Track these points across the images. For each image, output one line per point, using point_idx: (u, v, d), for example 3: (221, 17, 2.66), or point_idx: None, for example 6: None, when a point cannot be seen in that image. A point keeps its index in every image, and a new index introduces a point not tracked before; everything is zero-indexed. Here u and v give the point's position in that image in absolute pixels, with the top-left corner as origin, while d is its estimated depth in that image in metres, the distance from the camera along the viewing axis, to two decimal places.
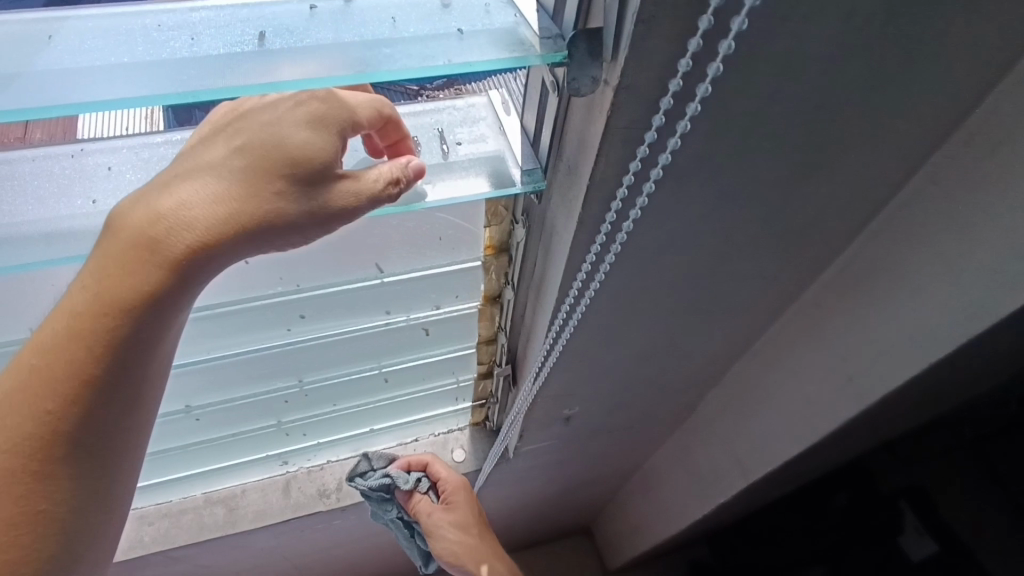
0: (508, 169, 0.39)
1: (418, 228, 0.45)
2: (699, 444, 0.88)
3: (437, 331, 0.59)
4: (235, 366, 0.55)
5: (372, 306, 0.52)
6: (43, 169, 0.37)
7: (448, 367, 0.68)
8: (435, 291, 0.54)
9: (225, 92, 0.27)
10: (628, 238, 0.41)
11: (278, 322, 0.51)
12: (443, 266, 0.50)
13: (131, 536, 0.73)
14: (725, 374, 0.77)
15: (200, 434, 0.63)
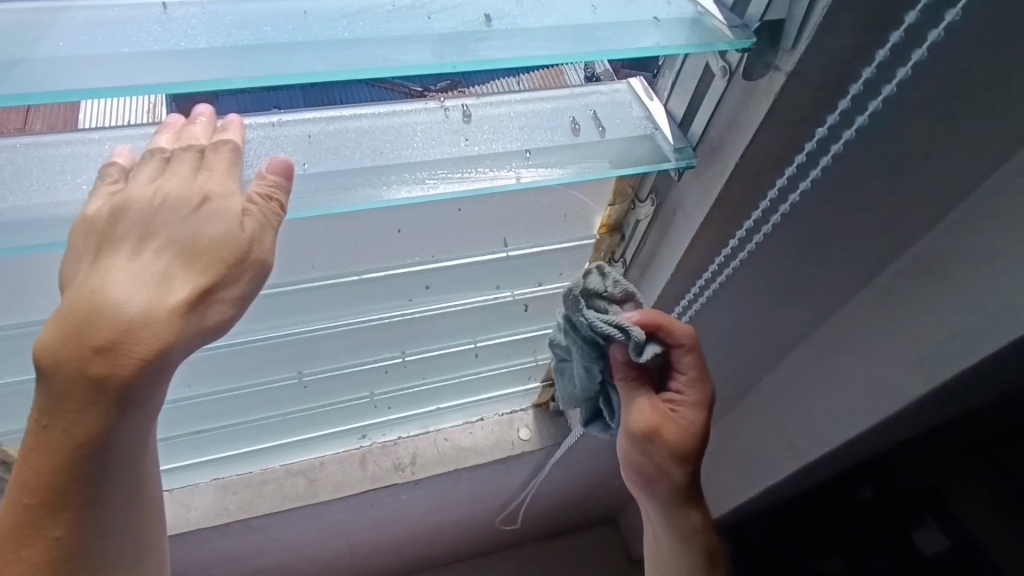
0: (658, 147, 0.42)
1: (550, 204, 0.49)
2: (749, 429, 0.92)
3: (535, 307, 0.63)
4: (350, 336, 0.59)
5: (487, 280, 0.56)
6: (244, 139, 0.38)
7: (531, 345, 0.72)
8: (546, 268, 0.57)
9: (475, 64, 0.31)
10: (750, 215, 0.45)
11: (406, 292, 0.54)
12: (559, 244, 0.54)
13: (216, 505, 0.76)
14: (783, 360, 0.81)
15: (301, 402, 0.67)
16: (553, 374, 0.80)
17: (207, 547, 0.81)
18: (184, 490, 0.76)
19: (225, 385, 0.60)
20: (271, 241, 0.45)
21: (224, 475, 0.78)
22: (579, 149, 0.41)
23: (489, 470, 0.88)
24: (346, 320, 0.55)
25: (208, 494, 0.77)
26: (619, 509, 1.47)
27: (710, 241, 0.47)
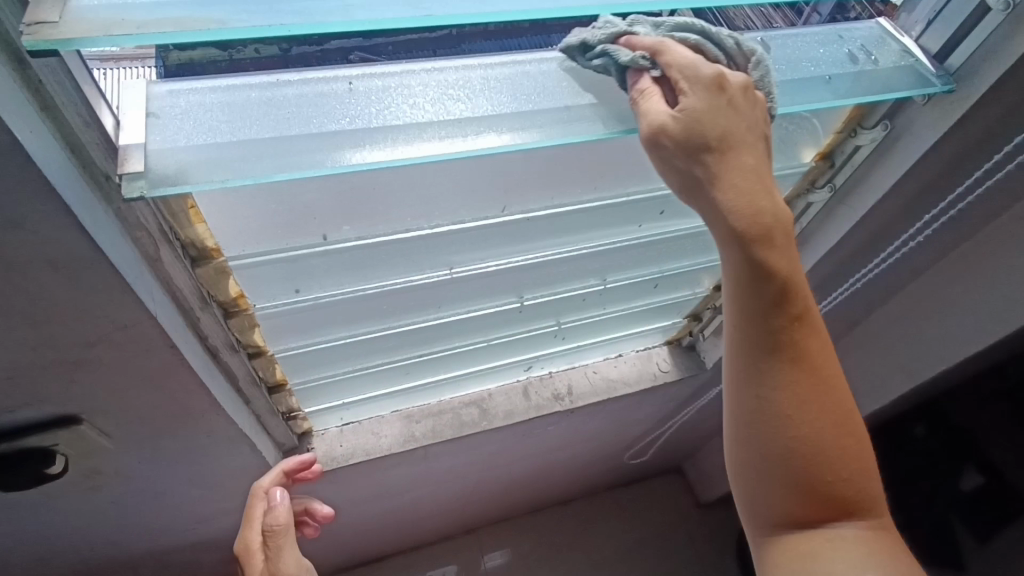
0: (925, 71, 0.50)
1: (791, 131, 0.58)
2: (854, 360, 1.02)
3: None
4: (575, 261, 0.67)
5: (702, 208, 0.65)
6: (604, 62, 0.46)
7: (696, 278, 0.81)
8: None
9: None
10: (975, 138, 0.53)
11: (643, 216, 0.62)
12: (781, 172, 0.62)
13: (405, 432, 0.83)
14: (900, 292, 0.90)
15: (505, 328, 0.75)
16: (700, 308, 0.88)
17: (384, 476, 0.88)
18: (373, 420, 0.83)
19: (461, 307, 0.67)
20: (583, 162, 0.53)
21: (406, 406, 0.85)
22: (865, 75, 0.50)
23: (629, 402, 0.96)
24: (589, 242, 0.63)
25: (395, 424, 0.84)
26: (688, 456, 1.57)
27: (930, 165, 0.56)
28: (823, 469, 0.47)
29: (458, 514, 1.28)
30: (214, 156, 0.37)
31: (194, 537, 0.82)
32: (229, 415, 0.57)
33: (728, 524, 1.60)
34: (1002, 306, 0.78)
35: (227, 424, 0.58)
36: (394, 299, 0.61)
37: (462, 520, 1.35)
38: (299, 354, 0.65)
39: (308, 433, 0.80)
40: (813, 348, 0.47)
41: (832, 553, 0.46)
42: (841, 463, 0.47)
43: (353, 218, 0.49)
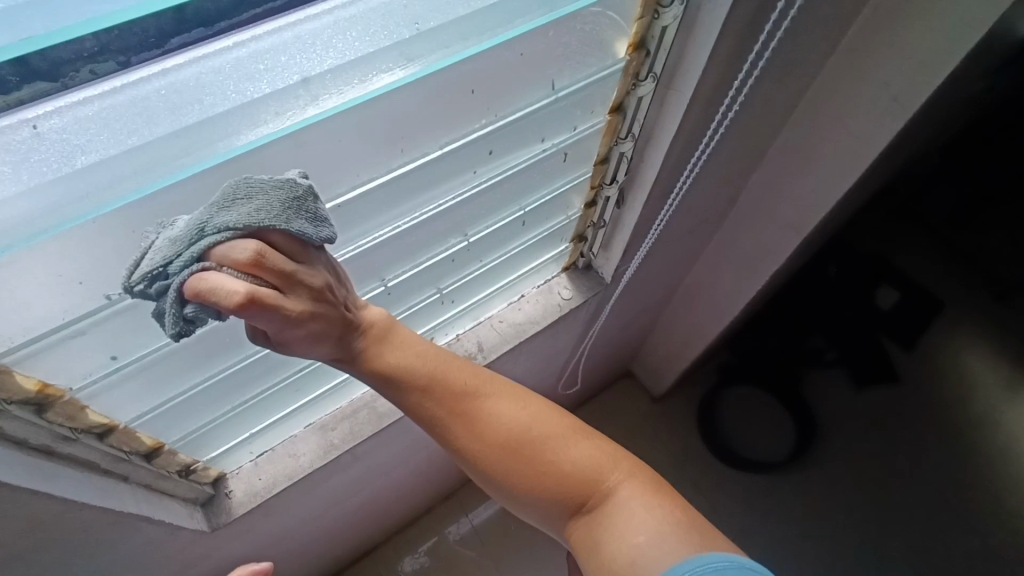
0: None
1: (591, 32, 0.53)
2: (744, 230, 1.04)
3: (571, 155, 0.68)
4: (423, 228, 0.62)
5: (534, 134, 0.61)
6: (360, 13, 0.38)
7: (563, 201, 0.78)
8: (583, 102, 0.61)
9: None
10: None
11: (472, 164, 0.58)
12: (600, 76, 0.58)
13: (323, 443, 0.80)
14: (766, 154, 0.91)
15: (383, 313, 0.71)
16: (581, 227, 0.86)
17: (320, 489, 0.85)
18: (286, 442, 0.79)
19: None
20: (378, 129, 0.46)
21: (317, 417, 0.81)
22: None
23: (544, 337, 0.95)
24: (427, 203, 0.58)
25: (310, 438, 0.80)
26: (632, 360, 1.61)
27: (735, 26, 0.53)
28: (541, 454, 0.60)
29: (425, 488, 1.28)
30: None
31: None
32: (95, 504, 0.52)
33: (685, 408, 1.67)
34: (854, 142, 0.79)
35: (100, 512, 0.53)
36: (237, 327, 0.55)
37: (430, 491, 1.35)
38: (155, 418, 0.58)
39: (220, 479, 0.75)
40: (501, 400, 0.60)
41: (620, 520, 0.59)
42: (572, 476, 0.60)
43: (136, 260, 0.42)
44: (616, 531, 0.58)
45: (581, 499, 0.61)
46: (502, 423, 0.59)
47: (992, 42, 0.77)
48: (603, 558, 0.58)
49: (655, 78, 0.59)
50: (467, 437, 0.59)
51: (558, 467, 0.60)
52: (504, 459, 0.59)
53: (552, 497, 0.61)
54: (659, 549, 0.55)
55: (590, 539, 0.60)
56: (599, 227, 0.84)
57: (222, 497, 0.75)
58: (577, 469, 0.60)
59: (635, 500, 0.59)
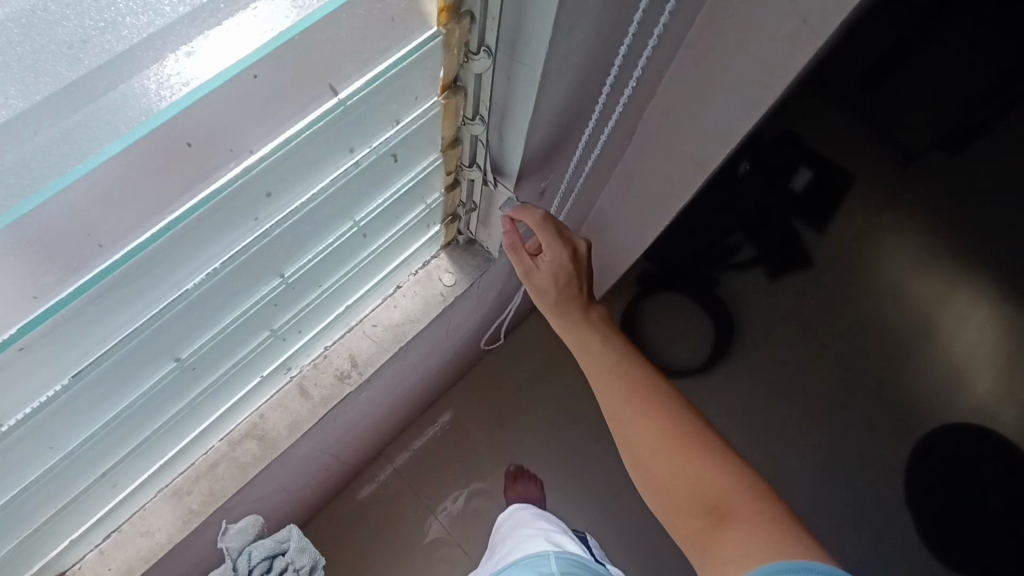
0: None
1: (373, 14, 0.34)
2: (645, 164, 0.91)
3: (404, 153, 0.52)
4: (207, 297, 0.47)
5: (334, 149, 0.44)
6: None
7: (415, 195, 0.62)
8: (397, 91, 0.43)
9: None
10: None
11: (253, 210, 0.42)
12: (410, 60, 0.41)
13: (180, 513, 0.68)
14: (659, 82, 0.76)
15: (201, 382, 0.56)
16: (451, 210, 0.71)
17: (195, 548, 0.74)
18: (135, 518, 0.67)
19: (100, 418, 0.47)
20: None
21: (166, 483, 0.68)
22: None
23: (431, 328, 0.83)
24: (200, 268, 0.43)
25: (163, 510, 0.68)
26: None
27: None
28: (684, 464, 0.59)
29: (341, 468, 1.20)
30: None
31: None
32: None
33: None
34: (758, 71, 0.65)
35: None
36: None
37: (349, 467, 1.27)
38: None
39: None
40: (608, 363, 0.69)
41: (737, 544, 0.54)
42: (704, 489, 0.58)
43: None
44: (725, 559, 0.54)
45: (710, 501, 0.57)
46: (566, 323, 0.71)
47: None
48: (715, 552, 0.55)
49: (491, 49, 0.43)
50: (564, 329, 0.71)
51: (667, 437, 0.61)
52: (647, 447, 0.61)
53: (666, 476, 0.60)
54: (768, 553, 0.51)
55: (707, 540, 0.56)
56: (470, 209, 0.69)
57: None
58: (685, 461, 0.59)
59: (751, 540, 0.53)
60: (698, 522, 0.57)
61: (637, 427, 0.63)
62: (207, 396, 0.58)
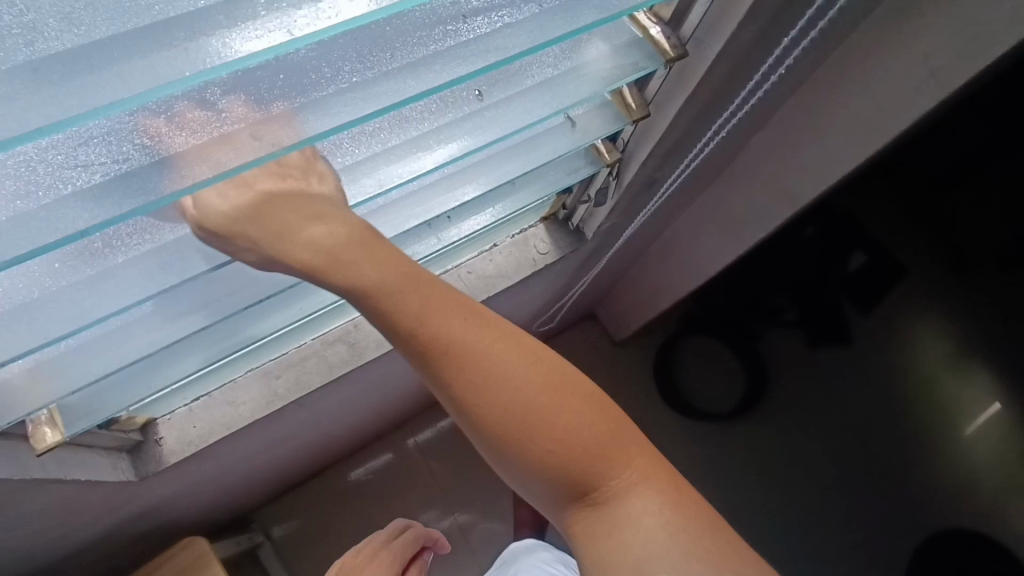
0: None
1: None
2: (735, 190, 0.99)
3: (582, 118, 0.60)
4: (400, 200, 0.55)
5: (542, 94, 0.51)
6: None
7: (560, 168, 0.69)
8: (572, 43, 0.50)
9: None
10: None
11: (472, 113, 0.48)
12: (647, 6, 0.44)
13: (266, 392, 0.73)
14: (774, 115, 0.83)
15: (331, 289, 0.63)
16: (571, 199, 0.80)
17: (264, 434, 0.81)
18: (225, 388, 0.72)
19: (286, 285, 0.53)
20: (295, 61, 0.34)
21: (260, 364, 0.74)
22: None
23: (514, 290, 0.89)
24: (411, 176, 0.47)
25: (251, 386, 0.73)
26: (597, 303, 1.58)
27: None
28: (577, 460, 0.43)
29: (375, 423, 1.25)
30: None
31: (74, 545, 0.75)
32: None
33: (644, 354, 1.67)
34: (876, 116, 0.71)
35: None
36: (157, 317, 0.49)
37: (382, 424, 1.32)
38: (52, 408, 0.50)
39: (149, 425, 0.70)
40: (642, 470, 0.45)
41: (627, 530, 0.43)
42: (585, 468, 0.43)
43: None
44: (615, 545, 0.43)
45: (587, 486, 0.44)
46: (549, 369, 0.43)
47: (963, 68, 0.59)
48: (608, 544, 0.44)
49: (684, 39, 0.52)
50: (478, 347, 0.41)
51: (552, 423, 0.42)
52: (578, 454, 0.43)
53: (551, 488, 0.44)
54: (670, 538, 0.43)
55: (581, 533, 0.45)
56: (585, 202, 0.78)
57: (150, 444, 0.70)
58: (570, 430, 0.43)
59: (650, 515, 0.44)
60: (573, 500, 0.44)
61: (543, 387, 0.42)
62: (330, 294, 0.63)
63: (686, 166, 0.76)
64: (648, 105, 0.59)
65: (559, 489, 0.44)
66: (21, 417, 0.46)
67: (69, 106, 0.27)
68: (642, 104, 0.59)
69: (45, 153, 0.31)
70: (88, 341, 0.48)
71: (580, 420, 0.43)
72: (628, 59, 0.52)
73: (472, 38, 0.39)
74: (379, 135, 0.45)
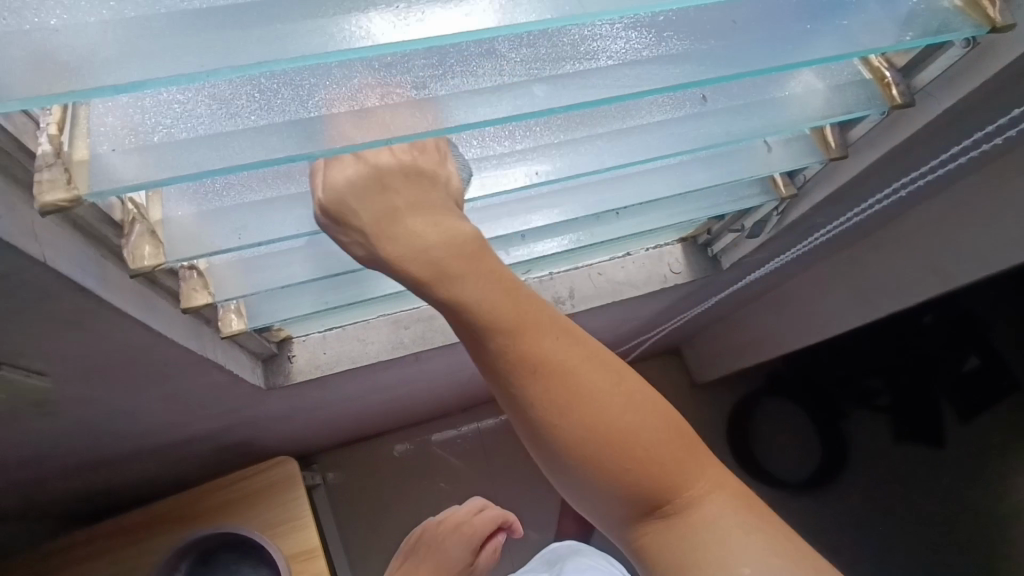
0: None
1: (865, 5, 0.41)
2: (878, 257, 0.96)
3: (775, 147, 0.61)
4: (588, 186, 0.57)
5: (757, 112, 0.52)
6: None
7: (730, 193, 0.69)
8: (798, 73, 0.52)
9: None
10: None
11: (691, 116, 0.50)
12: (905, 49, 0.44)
13: (393, 339, 0.77)
14: (948, 189, 0.81)
15: (489, 256, 0.66)
16: (719, 227, 0.80)
17: (374, 378, 0.85)
18: (359, 325, 0.77)
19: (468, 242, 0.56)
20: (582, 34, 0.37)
21: (393, 312, 0.78)
22: None
23: (635, 301, 0.89)
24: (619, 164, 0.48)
25: (381, 329, 0.77)
26: (686, 339, 1.56)
27: None
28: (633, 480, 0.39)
29: (451, 399, 1.28)
30: (129, 37, 0.29)
31: (189, 434, 0.81)
32: (181, 343, 0.51)
33: (720, 403, 1.62)
34: None
35: (181, 351, 0.51)
36: None
37: (456, 402, 1.34)
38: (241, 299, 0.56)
39: (285, 340, 0.75)
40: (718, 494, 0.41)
41: (729, 551, 0.39)
42: (671, 477, 0.39)
43: (213, 107, 0.35)
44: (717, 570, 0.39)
45: (646, 503, 0.40)
46: (633, 410, 0.39)
47: None
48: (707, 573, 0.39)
49: (915, 88, 0.51)
50: (566, 362, 0.38)
51: (630, 443, 0.38)
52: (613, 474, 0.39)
53: (623, 502, 0.40)
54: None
55: (652, 550, 0.41)
56: (735, 232, 0.78)
57: (282, 358, 0.74)
58: (627, 430, 0.38)
59: (728, 516, 0.40)
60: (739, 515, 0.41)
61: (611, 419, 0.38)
62: None
63: (850, 219, 0.75)
64: (848, 148, 0.58)
65: (627, 507, 0.40)
66: (225, 299, 0.51)
67: (411, 34, 0.31)
68: (842, 145, 0.59)
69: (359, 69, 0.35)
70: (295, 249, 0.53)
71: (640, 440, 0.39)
72: (849, 98, 0.52)
73: (731, 44, 0.41)
74: (599, 122, 0.47)
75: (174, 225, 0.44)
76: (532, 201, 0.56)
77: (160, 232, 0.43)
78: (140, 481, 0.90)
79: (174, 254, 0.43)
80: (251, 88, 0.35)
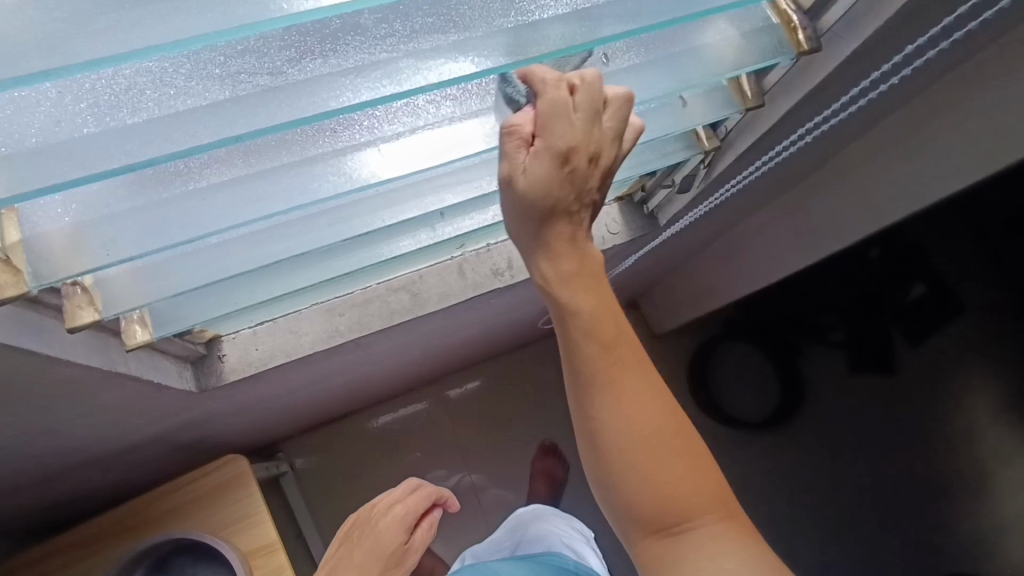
0: None
1: None
2: (817, 198, 0.96)
3: (692, 103, 0.59)
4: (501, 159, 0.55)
5: (667, 68, 0.50)
6: None
7: (657, 151, 0.67)
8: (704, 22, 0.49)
9: None
10: None
11: (596, 78, 0.47)
12: None
13: (328, 328, 0.75)
14: (876, 127, 0.80)
15: (410, 235, 0.63)
16: (652, 184, 0.79)
17: (317, 367, 0.83)
18: (290, 317, 0.74)
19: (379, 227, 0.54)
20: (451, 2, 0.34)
21: (325, 300, 0.75)
22: None
23: None
24: None
25: (315, 319, 0.75)
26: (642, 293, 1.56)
27: None
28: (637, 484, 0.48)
29: (411, 374, 1.27)
30: None
31: (127, 443, 0.79)
32: (79, 362, 0.48)
33: (681, 351, 1.65)
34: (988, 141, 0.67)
35: (82, 368, 0.49)
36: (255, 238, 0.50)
37: (416, 377, 1.33)
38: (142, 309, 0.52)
39: (214, 340, 0.72)
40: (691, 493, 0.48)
41: (693, 556, 0.46)
42: (671, 490, 0.47)
43: (45, 115, 0.31)
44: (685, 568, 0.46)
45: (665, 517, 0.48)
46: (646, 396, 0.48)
47: None
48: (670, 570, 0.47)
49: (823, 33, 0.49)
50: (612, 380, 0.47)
51: (635, 435, 0.47)
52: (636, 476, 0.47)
53: (634, 505, 0.48)
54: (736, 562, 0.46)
55: (656, 560, 0.48)
56: (667, 188, 0.77)
57: (213, 359, 0.72)
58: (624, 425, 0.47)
59: (710, 527, 0.47)
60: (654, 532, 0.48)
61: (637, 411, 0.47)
62: (409, 241, 0.63)
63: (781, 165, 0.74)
64: (764, 96, 0.57)
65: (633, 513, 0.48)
66: (119, 313, 0.48)
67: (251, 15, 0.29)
68: (758, 93, 0.58)
69: (208, 60, 0.32)
70: (191, 253, 0.49)
71: (642, 433, 0.47)
72: (756, 45, 0.50)
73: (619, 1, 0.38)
74: (493, 89, 0.46)
75: (36, 243, 0.39)
76: (442, 180, 0.54)
77: (16, 257, 0.38)
78: (87, 492, 0.87)
79: (40, 277, 0.39)
80: (88, 87, 0.31)
